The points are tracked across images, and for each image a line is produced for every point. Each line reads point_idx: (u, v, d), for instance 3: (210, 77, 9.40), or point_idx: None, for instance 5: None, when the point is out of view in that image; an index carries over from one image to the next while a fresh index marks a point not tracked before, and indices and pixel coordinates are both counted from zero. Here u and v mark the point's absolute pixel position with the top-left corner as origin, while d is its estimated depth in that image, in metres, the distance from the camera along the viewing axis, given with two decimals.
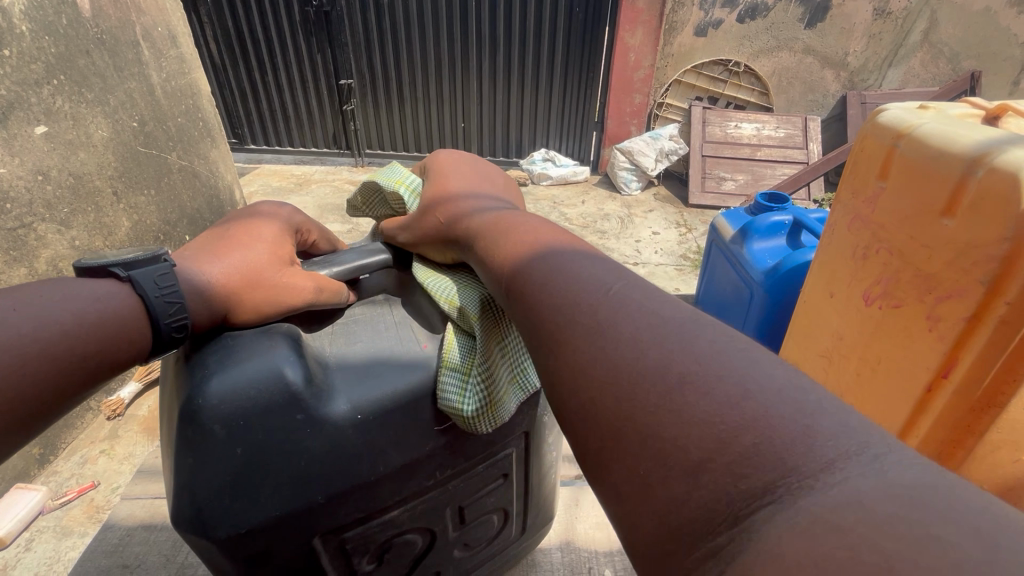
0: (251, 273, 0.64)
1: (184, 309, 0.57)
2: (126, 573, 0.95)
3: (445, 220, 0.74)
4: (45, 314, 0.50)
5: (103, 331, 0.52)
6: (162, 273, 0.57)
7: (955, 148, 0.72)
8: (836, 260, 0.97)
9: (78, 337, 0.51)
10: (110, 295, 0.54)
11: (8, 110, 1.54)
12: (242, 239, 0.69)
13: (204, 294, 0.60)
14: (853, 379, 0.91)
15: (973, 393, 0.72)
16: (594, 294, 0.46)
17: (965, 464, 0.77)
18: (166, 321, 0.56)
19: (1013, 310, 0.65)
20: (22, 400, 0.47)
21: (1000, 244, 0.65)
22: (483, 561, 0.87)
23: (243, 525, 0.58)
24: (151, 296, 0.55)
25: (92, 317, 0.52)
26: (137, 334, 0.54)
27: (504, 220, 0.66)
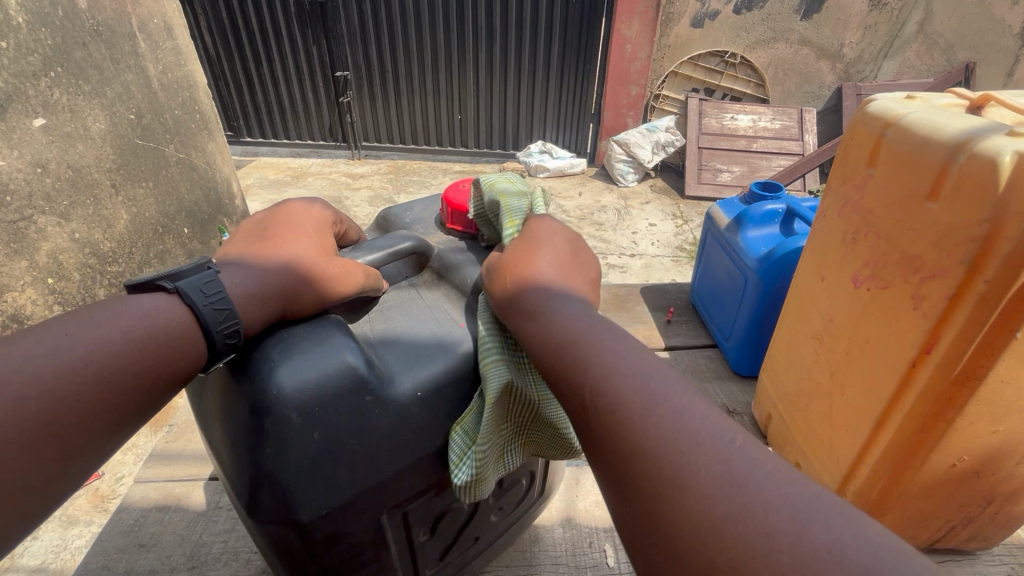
0: (297, 273, 0.66)
1: (234, 314, 0.58)
2: (144, 550, 0.98)
3: (521, 285, 0.64)
4: (97, 335, 0.54)
5: (150, 346, 0.55)
6: (207, 280, 0.59)
7: (940, 134, 0.75)
8: (827, 246, 1.00)
9: (128, 355, 0.54)
10: (158, 309, 0.57)
11: (7, 102, 1.56)
12: (283, 238, 0.70)
13: (252, 297, 0.61)
14: (844, 357, 0.95)
15: (953, 368, 0.75)
16: (627, 370, 0.53)
17: (946, 436, 0.81)
18: (218, 328, 0.58)
19: (992, 288, 0.68)
20: (81, 419, 0.51)
21: (979, 226, 0.68)
22: (512, 523, 0.92)
23: (324, 506, 0.61)
24: (199, 304, 0.58)
25: (140, 335, 0.55)
26: (187, 346, 0.57)
27: (588, 312, 0.59)
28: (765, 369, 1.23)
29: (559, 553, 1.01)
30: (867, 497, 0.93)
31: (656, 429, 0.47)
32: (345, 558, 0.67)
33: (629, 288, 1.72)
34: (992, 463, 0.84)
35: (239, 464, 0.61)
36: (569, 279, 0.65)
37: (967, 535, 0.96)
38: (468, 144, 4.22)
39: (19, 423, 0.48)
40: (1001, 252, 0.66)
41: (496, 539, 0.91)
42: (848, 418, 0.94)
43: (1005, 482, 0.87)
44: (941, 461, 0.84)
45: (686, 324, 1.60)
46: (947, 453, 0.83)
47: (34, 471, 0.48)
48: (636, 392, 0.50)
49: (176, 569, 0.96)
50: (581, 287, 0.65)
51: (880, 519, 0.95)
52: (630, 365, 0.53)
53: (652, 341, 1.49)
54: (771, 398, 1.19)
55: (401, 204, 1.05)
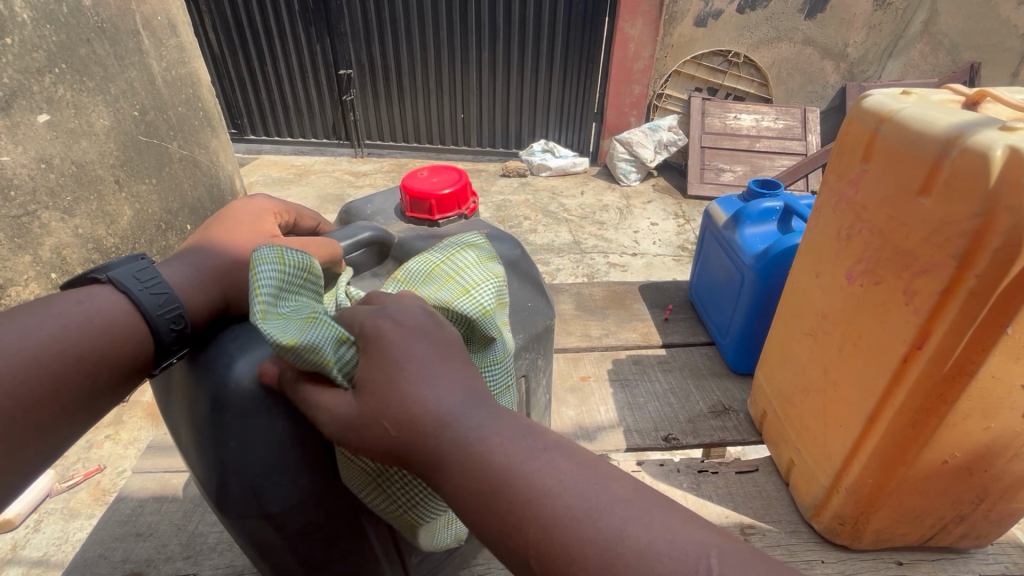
0: (232, 258, 0.69)
1: (172, 298, 0.63)
2: (139, 539, 0.99)
3: (402, 424, 0.50)
4: (41, 327, 0.59)
5: (88, 332, 0.60)
6: (141, 270, 0.65)
7: (933, 129, 0.75)
8: (822, 241, 1.00)
9: (73, 343, 0.59)
10: (96, 298, 0.62)
11: (11, 99, 1.57)
12: (220, 229, 0.73)
13: (186, 285, 0.65)
14: (838, 353, 0.95)
15: (944, 363, 0.75)
16: (563, 493, 0.47)
17: (937, 433, 0.81)
18: (160, 316, 0.62)
19: (983, 282, 0.68)
20: (29, 404, 0.56)
21: (970, 220, 0.68)
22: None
23: (292, 498, 0.62)
24: (139, 294, 0.63)
25: (78, 321, 0.60)
26: (127, 330, 0.61)
27: (490, 437, 0.49)
28: (760, 365, 1.23)
29: None
30: (860, 494, 0.93)
31: (570, 559, 0.45)
32: (320, 547, 0.68)
33: (626, 285, 1.72)
34: (984, 459, 0.84)
35: (205, 459, 0.62)
36: (456, 382, 0.52)
37: (960, 533, 0.96)
38: (471, 143, 4.22)
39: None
40: (992, 245, 0.66)
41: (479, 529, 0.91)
42: (841, 414, 0.94)
43: (998, 479, 0.87)
44: (936, 456, 0.84)
45: (683, 322, 1.59)
46: (940, 449, 0.83)
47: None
48: (584, 540, 0.45)
49: (171, 558, 0.96)
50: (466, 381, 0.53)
51: (873, 516, 0.95)
52: (565, 482, 0.48)
53: (650, 338, 1.49)
54: (766, 394, 1.19)
55: (362, 196, 1.07)
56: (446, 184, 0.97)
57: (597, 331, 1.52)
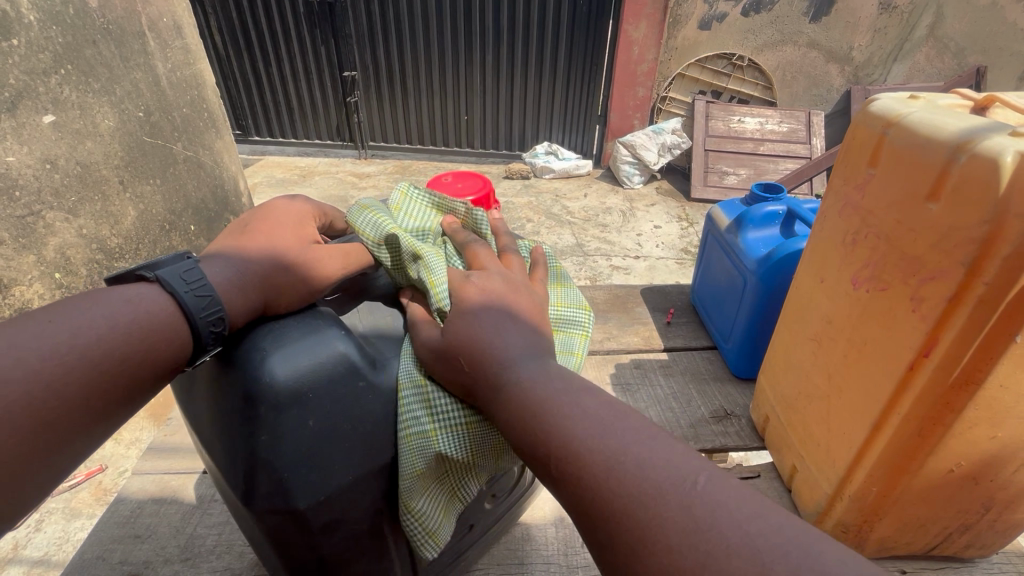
0: (276, 262, 0.67)
1: (216, 300, 0.60)
2: (138, 541, 0.99)
3: (473, 355, 0.61)
4: (80, 322, 0.56)
5: (134, 333, 0.56)
6: (187, 271, 0.62)
7: (941, 134, 0.74)
8: (827, 246, 0.99)
9: (113, 340, 0.56)
10: (142, 296, 0.59)
11: (18, 99, 1.59)
12: (262, 230, 0.71)
13: (230, 284, 0.62)
14: (843, 360, 0.94)
15: (953, 370, 0.74)
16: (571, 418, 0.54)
17: (943, 441, 0.80)
18: (202, 316, 0.59)
19: (992, 289, 0.68)
20: (69, 406, 0.53)
21: (979, 227, 0.68)
22: (497, 513, 0.92)
23: (320, 493, 0.62)
24: (181, 292, 0.60)
25: (122, 319, 0.57)
26: (170, 332, 0.58)
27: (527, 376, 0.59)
28: (763, 371, 1.21)
29: (551, 552, 0.98)
30: (864, 502, 0.92)
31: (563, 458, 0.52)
32: (341, 546, 0.67)
33: (628, 289, 1.72)
34: (990, 469, 0.83)
35: (232, 454, 0.62)
36: (514, 336, 0.63)
37: (964, 543, 0.95)
38: (474, 145, 4.22)
39: (10, 408, 0.49)
40: (1002, 252, 0.65)
41: (488, 531, 0.92)
42: (846, 421, 0.93)
43: (1003, 489, 0.86)
44: (942, 464, 0.83)
45: (685, 326, 1.59)
46: (945, 457, 0.82)
47: (19, 457, 0.50)
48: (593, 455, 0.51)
49: (170, 560, 0.96)
50: (531, 335, 0.64)
51: (876, 524, 0.94)
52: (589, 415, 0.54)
53: (652, 342, 1.49)
54: (769, 400, 1.18)
55: None
56: (470, 190, 0.94)
57: (600, 335, 1.51)
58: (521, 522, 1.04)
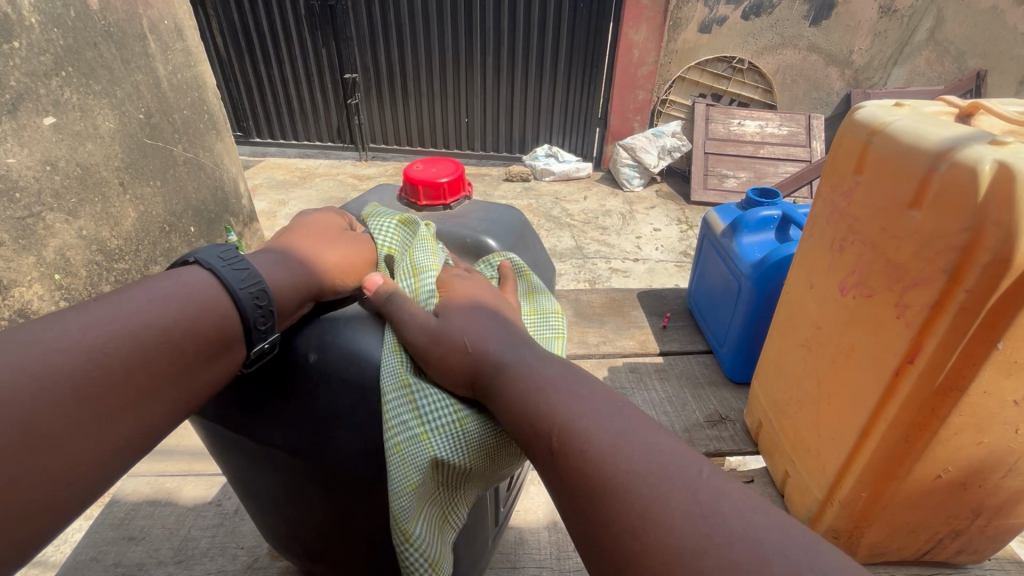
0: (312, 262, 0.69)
1: (256, 276, 0.61)
2: (132, 543, 0.99)
3: (476, 340, 0.65)
4: (124, 302, 0.55)
5: (175, 305, 0.56)
6: (224, 254, 0.63)
7: (924, 142, 0.75)
8: (816, 252, 0.99)
9: (155, 312, 0.55)
10: (183, 276, 0.60)
11: (18, 101, 1.59)
12: (292, 240, 0.73)
13: (271, 277, 0.64)
14: (831, 365, 0.94)
15: (936, 377, 0.75)
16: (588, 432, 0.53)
17: (930, 446, 0.81)
18: (242, 287, 0.60)
19: (973, 297, 0.68)
20: (117, 373, 0.51)
21: (959, 234, 0.68)
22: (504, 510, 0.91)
23: None
24: (219, 268, 0.61)
25: (164, 294, 0.57)
26: (212, 304, 0.58)
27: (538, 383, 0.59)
28: (756, 376, 1.21)
29: (544, 555, 0.98)
30: (853, 507, 0.92)
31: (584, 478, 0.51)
32: None
33: (625, 292, 1.72)
34: (978, 475, 0.83)
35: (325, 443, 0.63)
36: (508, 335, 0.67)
37: (956, 548, 0.95)
38: (475, 147, 4.23)
39: (54, 374, 0.48)
40: (981, 260, 0.66)
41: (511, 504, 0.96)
42: (835, 426, 0.93)
43: (992, 494, 0.86)
44: (929, 470, 0.83)
45: (682, 329, 1.59)
46: (933, 463, 0.82)
47: (70, 425, 0.48)
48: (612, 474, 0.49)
49: (164, 562, 0.96)
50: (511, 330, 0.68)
51: (867, 529, 0.94)
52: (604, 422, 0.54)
53: (647, 346, 1.49)
54: (762, 407, 1.18)
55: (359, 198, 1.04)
56: (443, 173, 0.97)
57: (596, 338, 1.51)
58: (513, 526, 1.04)
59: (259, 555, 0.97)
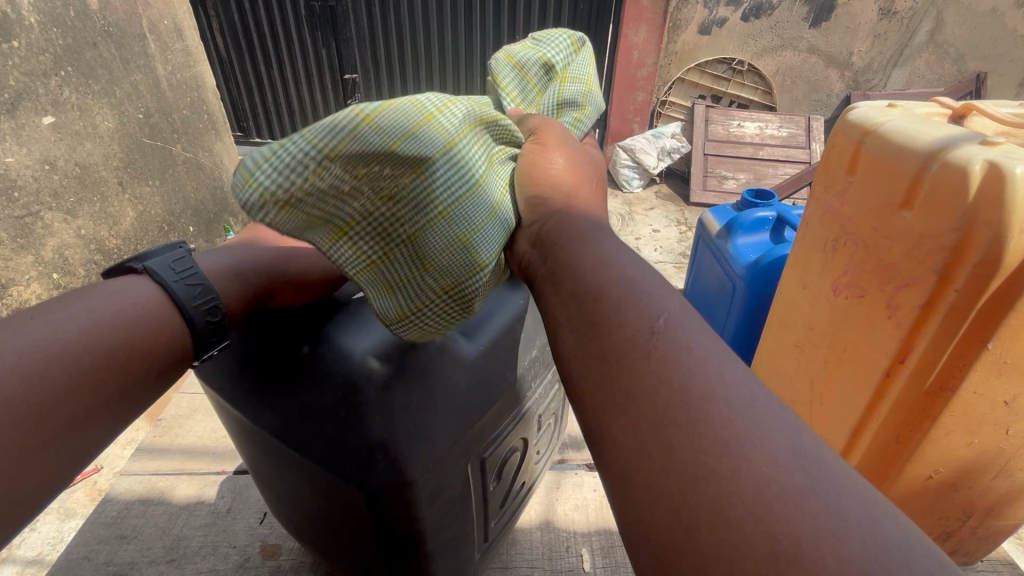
0: (279, 255, 0.66)
1: (209, 290, 0.57)
2: (124, 542, 0.99)
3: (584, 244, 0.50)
4: (62, 316, 0.50)
5: (122, 323, 0.51)
6: (176, 259, 0.58)
7: (915, 143, 0.75)
8: (808, 253, 0.99)
9: (99, 331, 0.50)
10: (128, 289, 0.54)
11: (17, 101, 1.60)
12: (266, 234, 0.70)
13: (226, 271, 0.61)
14: (822, 366, 0.94)
15: (926, 377, 0.75)
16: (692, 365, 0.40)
17: (920, 448, 0.81)
18: (192, 305, 0.56)
19: (962, 297, 0.68)
20: (53, 402, 0.46)
21: (950, 234, 0.68)
22: (511, 514, 0.90)
23: (428, 463, 0.62)
24: (170, 281, 0.56)
25: (108, 310, 0.51)
26: (164, 322, 0.54)
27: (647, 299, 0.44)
28: None
29: (537, 555, 0.99)
30: None
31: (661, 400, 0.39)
32: (437, 519, 0.67)
33: None
34: (969, 476, 0.83)
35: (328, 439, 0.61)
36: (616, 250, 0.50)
37: (947, 550, 0.95)
38: None
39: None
40: (971, 260, 0.66)
41: (522, 504, 0.94)
42: (827, 427, 0.93)
43: (983, 496, 0.86)
44: (919, 471, 0.83)
45: None
46: (923, 465, 0.82)
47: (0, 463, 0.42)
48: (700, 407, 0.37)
49: (155, 561, 0.97)
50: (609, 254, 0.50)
51: None
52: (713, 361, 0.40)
53: None
54: None
55: None
56: None
57: None
58: None
59: (250, 554, 0.97)
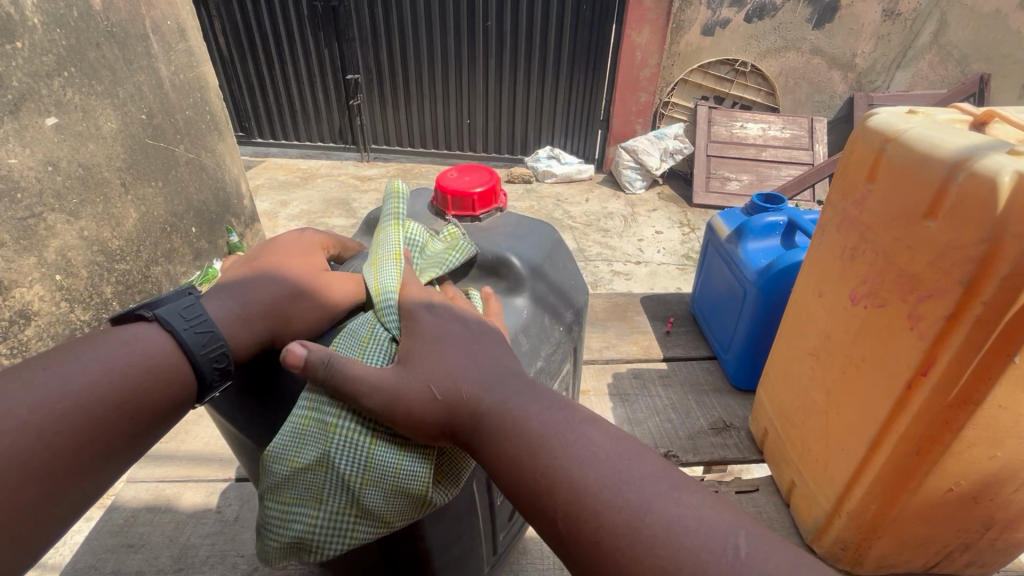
0: (280, 296, 0.67)
1: (217, 336, 0.60)
2: (131, 550, 0.98)
3: (445, 386, 0.57)
4: (77, 367, 0.55)
5: (130, 376, 0.56)
6: (188, 306, 0.62)
7: (940, 151, 0.73)
8: (825, 261, 0.98)
9: (109, 385, 0.55)
10: (140, 337, 0.59)
11: (20, 102, 1.59)
12: (272, 260, 0.71)
13: (229, 321, 0.62)
14: (840, 375, 0.93)
15: (950, 390, 0.74)
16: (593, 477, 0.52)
17: (942, 459, 0.79)
18: (202, 354, 0.59)
19: (990, 310, 0.67)
20: (60, 454, 0.52)
21: (977, 245, 0.67)
22: (517, 530, 0.89)
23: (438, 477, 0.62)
24: (181, 330, 0.60)
25: (120, 362, 0.56)
26: (171, 371, 0.58)
27: (524, 416, 0.56)
28: (761, 383, 1.21)
29: (546, 565, 0.98)
30: (862, 519, 0.91)
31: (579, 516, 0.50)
32: (447, 533, 0.67)
33: (628, 297, 1.71)
34: (989, 488, 0.82)
35: None
36: (477, 363, 0.60)
37: (964, 562, 0.94)
38: (477, 148, 4.22)
39: (1, 463, 0.48)
40: (1000, 272, 0.65)
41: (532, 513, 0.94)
42: (845, 438, 0.92)
43: (1003, 508, 0.85)
44: (940, 484, 0.82)
45: (685, 335, 1.58)
46: (945, 476, 0.81)
47: (13, 508, 0.49)
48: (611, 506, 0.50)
49: (163, 570, 0.96)
50: (499, 354, 0.62)
51: (875, 541, 0.93)
52: (600, 457, 0.53)
53: (651, 352, 1.48)
54: (767, 413, 1.17)
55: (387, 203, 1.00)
56: (479, 182, 0.94)
57: (599, 343, 1.50)
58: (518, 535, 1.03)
59: (258, 564, 0.96)
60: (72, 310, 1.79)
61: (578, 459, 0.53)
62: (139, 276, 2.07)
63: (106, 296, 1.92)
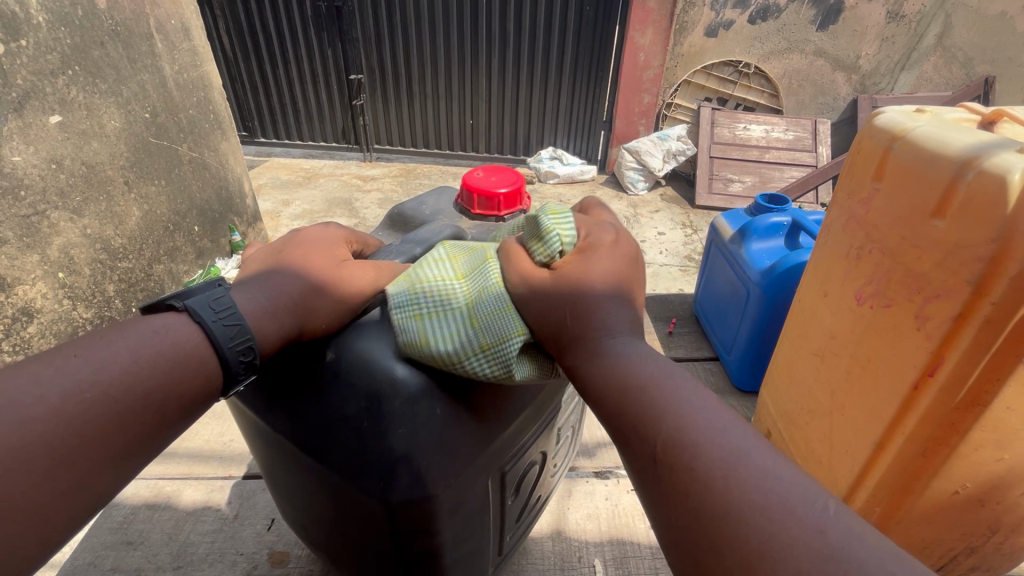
0: (306, 287, 0.64)
1: (245, 330, 0.58)
2: (130, 548, 0.98)
3: (588, 308, 0.58)
4: (106, 356, 0.54)
5: (158, 367, 0.55)
6: (216, 298, 0.60)
7: (949, 151, 0.73)
8: (830, 261, 0.98)
9: (138, 374, 0.54)
10: (168, 327, 0.58)
11: (24, 100, 1.59)
12: (295, 254, 0.68)
13: (254, 312, 0.60)
14: (844, 376, 0.93)
15: (956, 392, 0.74)
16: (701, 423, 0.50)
17: (949, 461, 0.79)
18: (231, 346, 0.58)
19: (999, 309, 0.66)
20: (88, 443, 0.51)
21: (988, 244, 0.67)
22: (525, 529, 0.89)
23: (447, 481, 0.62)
24: (209, 321, 0.58)
25: (150, 352, 0.55)
26: (199, 363, 0.57)
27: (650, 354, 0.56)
28: (766, 384, 1.20)
29: (548, 565, 0.97)
30: None
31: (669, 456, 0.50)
32: (454, 533, 0.67)
33: None
34: (996, 491, 0.80)
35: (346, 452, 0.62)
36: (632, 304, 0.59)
37: (970, 565, 0.93)
38: (479, 149, 4.22)
39: (28, 451, 0.48)
40: (1010, 270, 0.65)
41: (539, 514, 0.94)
42: (850, 440, 0.92)
43: (1010, 511, 0.83)
44: (945, 486, 0.81)
45: (687, 336, 1.58)
46: (949, 479, 0.80)
47: (40, 497, 0.48)
48: (717, 453, 0.48)
49: (162, 568, 0.95)
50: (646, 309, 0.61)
51: None
52: (715, 416, 0.51)
53: None
54: (771, 416, 1.16)
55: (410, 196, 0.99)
56: (503, 183, 0.95)
57: None
58: None
59: (257, 562, 0.96)
60: (73, 308, 1.79)
61: (692, 400, 0.52)
62: (141, 274, 2.07)
63: (108, 294, 1.92)
